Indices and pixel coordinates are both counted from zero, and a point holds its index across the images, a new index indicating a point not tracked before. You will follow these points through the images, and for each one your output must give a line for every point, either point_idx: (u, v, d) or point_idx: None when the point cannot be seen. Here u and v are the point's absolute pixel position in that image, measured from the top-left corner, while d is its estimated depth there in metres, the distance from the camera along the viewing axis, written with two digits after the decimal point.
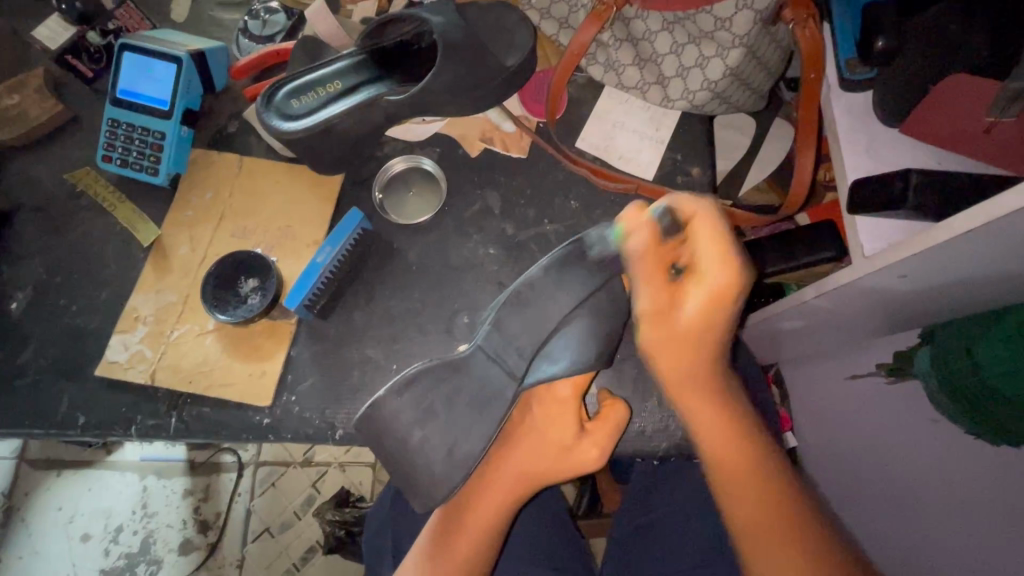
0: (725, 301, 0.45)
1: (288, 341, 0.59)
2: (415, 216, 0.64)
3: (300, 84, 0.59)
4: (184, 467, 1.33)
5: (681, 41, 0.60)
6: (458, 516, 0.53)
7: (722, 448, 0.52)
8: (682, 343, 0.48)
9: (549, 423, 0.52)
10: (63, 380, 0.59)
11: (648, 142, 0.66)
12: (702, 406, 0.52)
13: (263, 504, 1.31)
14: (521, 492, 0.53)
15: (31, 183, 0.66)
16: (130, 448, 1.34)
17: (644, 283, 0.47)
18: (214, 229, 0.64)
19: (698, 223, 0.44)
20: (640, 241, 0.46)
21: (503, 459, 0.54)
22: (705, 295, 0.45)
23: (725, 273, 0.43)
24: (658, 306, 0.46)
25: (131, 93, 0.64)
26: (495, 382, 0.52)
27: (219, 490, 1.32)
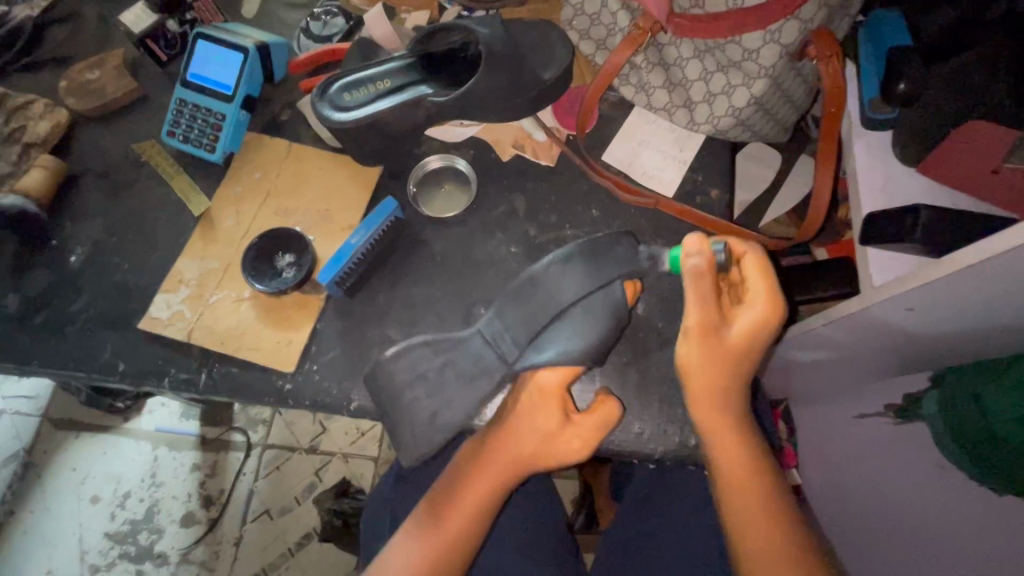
0: (767, 323, 0.51)
1: (317, 315, 0.63)
2: (445, 211, 0.68)
3: (352, 80, 0.64)
4: (194, 442, 1.38)
5: (710, 68, 0.64)
6: (449, 501, 0.55)
7: (737, 484, 0.53)
8: (717, 362, 0.52)
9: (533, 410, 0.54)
10: (106, 330, 0.64)
11: (671, 161, 0.69)
12: (721, 439, 0.54)
13: (266, 486, 1.35)
14: (510, 476, 0.56)
15: (98, 150, 0.72)
16: (146, 417, 1.39)
17: (697, 303, 0.51)
18: (260, 204, 0.69)
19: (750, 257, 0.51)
20: (700, 261, 0.51)
21: (494, 443, 0.56)
22: (751, 320, 0.51)
23: (772, 299, 0.50)
24: (711, 316, 0.51)
25: (199, 77, 0.70)
26: (493, 366, 0.56)
27: (225, 468, 1.36)
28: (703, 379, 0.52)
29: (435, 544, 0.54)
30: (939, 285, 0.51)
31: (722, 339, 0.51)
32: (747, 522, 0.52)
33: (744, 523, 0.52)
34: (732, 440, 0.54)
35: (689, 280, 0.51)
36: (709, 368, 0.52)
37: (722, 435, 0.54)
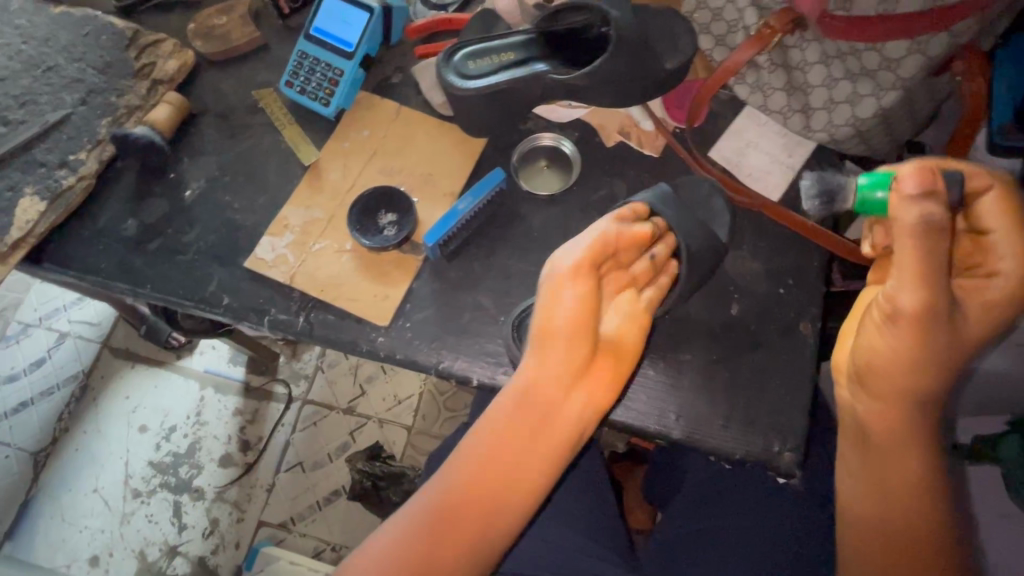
0: (1020, 292, 0.47)
1: (413, 274, 0.65)
2: (543, 188, 0.69)
3: (477, 49, 0.65)
4: (239, 388, 1.43)
5: (837, 75, 0.63)
6: (471, 486, 0.50)
7: (896, 491, 0.50)
8: (931, 342, 0.47)
9: (562, 343, 0.52)
10: (214, 264, 0.67)
11: (778, 166, 0.68)
12: (885, 425, 0.50)
13: (302, 439, 1.39)
14: (557, 436, 0.52)
15: (217, 93, 0.75)
16: (197, 357, 1.45)
17: (923, 269, 0.45)
18: (366, 162, 0.71)
19: (992, 204, 0.49)
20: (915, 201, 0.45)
21: (544, 381, 0.52)
22: (999, 292, 0.48)
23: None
24: (940, 268, 0.45)
25: (323, 32, 0.72)
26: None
27: (265, 416, 1.41)
28: (899, 353, 0.48)
29: (457, 534, 0.49)
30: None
31: (942, 314, 0.46)
32: (892, 528, 0.50)
33: (880, 528, 0.51)
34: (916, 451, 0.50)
35: (920, 235, 0.45)
36: (910, 348, 0.47)
37: (886, 421, 0.50)
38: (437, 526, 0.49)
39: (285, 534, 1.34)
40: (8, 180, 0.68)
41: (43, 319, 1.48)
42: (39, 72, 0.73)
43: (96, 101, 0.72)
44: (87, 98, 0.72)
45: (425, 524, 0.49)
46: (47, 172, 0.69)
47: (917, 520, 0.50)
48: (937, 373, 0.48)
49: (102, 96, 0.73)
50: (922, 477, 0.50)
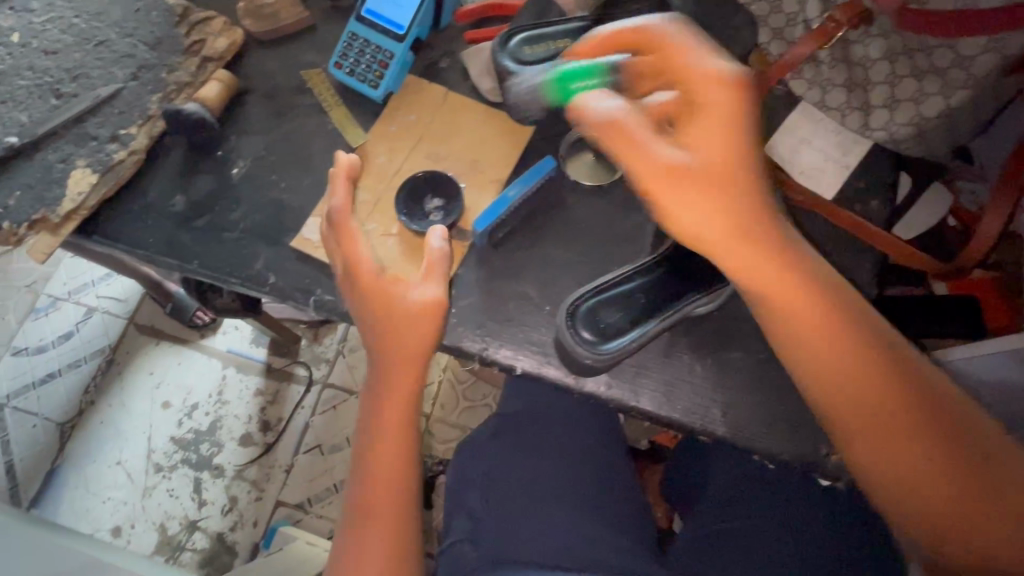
0: (725, 118, 0.47)
1: (459, 261, 0.64)
2: (585, 179, 0.67)
3: (533, 36, 0.64)
4: (261, 368, 1.45)
5: (901, 73, 0.61)
6: (370, 426, 0.62)
7: (862, 397, 0.51)
8: (764, 239, 0.49)
9: (371, 280, 0.59)
10: (260, 243, 0.67)
11: (833, 165, 0.66)
12: (832, 347, 0.51)
13: (321, 422, 1.41)
14: (419, 347, 0.60)
15: (264, 72, 0.75)
16: (220, 337, 1.47)
17: (641, 163, 0.47)
18: (412, 146, 0.70)
19: (693, 52, 0.47)
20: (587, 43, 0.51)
21: (386, 326, 0.60)
22: (708, 122, 0.47)
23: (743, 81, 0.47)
24: (714, 115, 0.47)
25: (374, 14, 0.71)
26: (648, 322, 0.56)
27: (286, 398, 1.43)
28: (749, 255, 0.49)
29: (390, 469, 0.61)
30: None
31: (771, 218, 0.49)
32: (883, 430, 0.51)
33: (874, 440, 0.52)
34: (868, 379, 0.51)
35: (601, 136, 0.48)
36: (772, 266, 0.49)
37: (827, 339, 0.51)
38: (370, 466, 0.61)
39: (303, 515, 1.35)
40: (60, 152, 0.69)
41: (72, 293, 1.51)
42: (90, 46, 0.74)
43: (146, 77, 0.73)
44: (138, 73, 0.73)
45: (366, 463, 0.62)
46: (97, 146, 0.69)
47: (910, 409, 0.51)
48: (807, 278, 0.50)
49: (152, 72, 0.73)
50: (897, 404, 0.51)
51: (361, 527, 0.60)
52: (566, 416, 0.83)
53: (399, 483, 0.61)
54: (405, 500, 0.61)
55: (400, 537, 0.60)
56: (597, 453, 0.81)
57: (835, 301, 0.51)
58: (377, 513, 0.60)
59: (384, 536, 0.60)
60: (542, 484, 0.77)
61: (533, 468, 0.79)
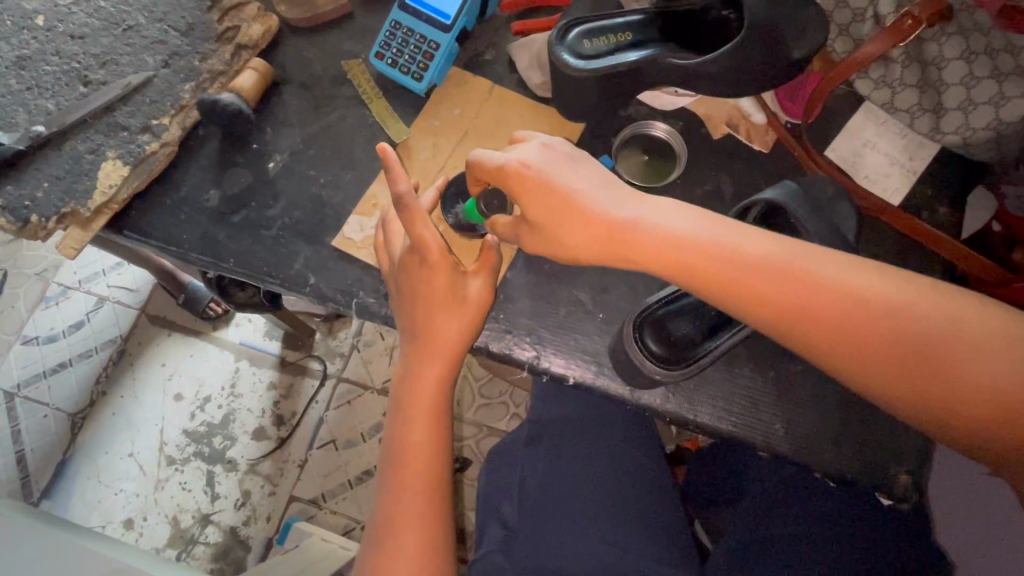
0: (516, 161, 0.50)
1: (507, 263, 0.61)
2: (640, 179, 0.65)
3: (592, 28, 0.61)
4: (274, 361, 1.42)
5: (979, 73, 0.58)
6: (406, 425, 0.58)
7: (903, 367, 0.45)
8: (717, 252, 0.47)
9: (427, 272, 0.56)
10: (299, 241, 0.64)
11: (898, 169, 0.64)
12: (872, 362, 0.45)
13: (335, 417, 1.39)
14: (455, 341, 0.57)
15: (301, 62, 0.72)
16: (234, 330, 1.45)
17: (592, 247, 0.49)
18: (457, 142, 0.68)
19: (529, 164, 0.50)
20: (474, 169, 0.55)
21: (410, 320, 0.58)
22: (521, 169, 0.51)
23: (563, 174, 0.50)
24: (559, 187, 0.49)
25: (418, 1, 0.68)
26: (717, 337, 0.55)
27: (300, 392, 1.40)
28: (717, 271, 0.47)
29: (428, 465, 0.58)
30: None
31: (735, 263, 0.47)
32: (938, 390, 0.44)
33: (935, 407, 0.45)
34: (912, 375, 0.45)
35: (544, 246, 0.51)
36: (747, 276, 0.47)
37: (884, 360, 0.45)
38: (401, 461, 0.58)
39: (318, 510, 1.34)
40: (89, 142, 0.66)
41: (83, 282, 1.48)
42: (119, 31, 0.70)
43: (178, 64, 0.70)
44: (169, 60, 0.70)
45: (396, 460, 0.58)
46: (128, 136, 0.66)
47: (961, 349, 0.44)
48: (788, 268, 0.46)
49: (184, 60, 0.70)
50: (951, 386, 0.44)
51: (391, 523, 0.57)
52: (599, 421, 0.80)
53: (430, 481, 0.58)
54: (437, 501, 0.58)
55: (435, 539, 0.57)
56: (634, 460, 0.78)
57: (830, 268, 0.46)
58: (407, 509, 0.57)
59: (416, 533, 0.57)
60: (579, 491, 0.75)
61: (570, 473, 0.76)
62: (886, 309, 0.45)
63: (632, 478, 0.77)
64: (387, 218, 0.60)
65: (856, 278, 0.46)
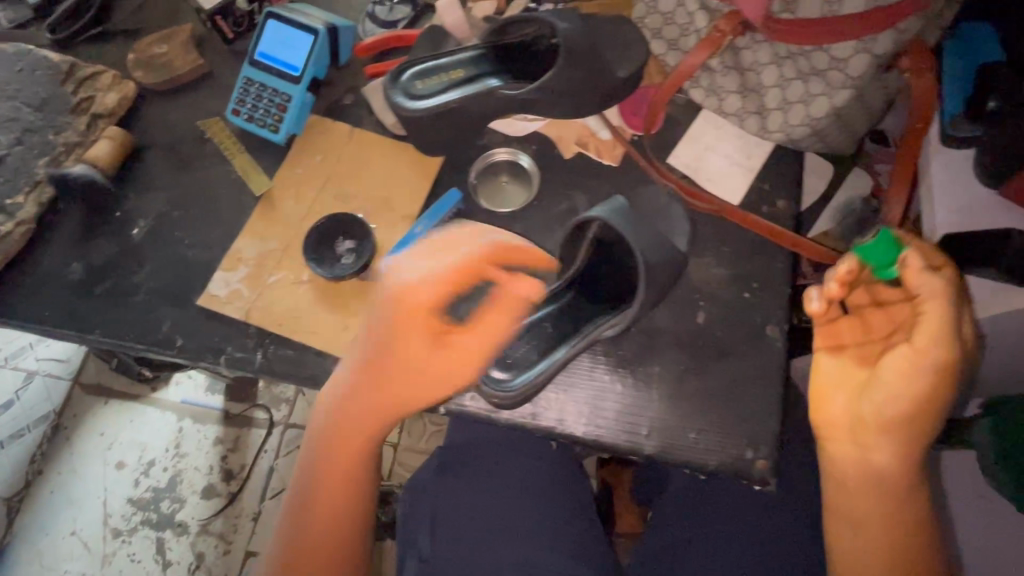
0: (931, 307, 0.47)
1: (373, 303, 0.63)
2: (507, 206, 0.67)
3: (424, 69, 0.64)
4: (219, 416, 1.36)
5: (789, 75, 0.62)
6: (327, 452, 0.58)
7: (857, 449, 0.52)
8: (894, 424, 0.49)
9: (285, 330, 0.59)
10: (166, 305, 0.64)
11: (739, 169, 0.68)
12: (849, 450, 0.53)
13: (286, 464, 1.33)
14: (383, 384, 0.55)
15: (162, 124, 0.72)
16: (173, 388, 1.38)
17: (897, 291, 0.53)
18: (320, 189, 0.69)
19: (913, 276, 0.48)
20: (941, 283, 0.47)
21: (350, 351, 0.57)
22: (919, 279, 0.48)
23: (948, 353, 0.47)
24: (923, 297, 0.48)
25: (268, 57, 0.70)
26: (556, 351, 0.58)
27: (247, 443, 1.34)
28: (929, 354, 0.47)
29: (343, 486, 0.59)
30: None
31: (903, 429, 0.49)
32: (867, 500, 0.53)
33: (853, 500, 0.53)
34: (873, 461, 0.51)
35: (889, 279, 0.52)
36: (912, 428, 0.49)
37: (862, 458, 0.52)
38: (316, 483, 0.58)
39: None
40: None
41: (8, 359, 1.41)
42: None
43: (33, 140, 0.69)
44: (22, 137, 0.69)
45: (314, 483, 0.59)
46: None
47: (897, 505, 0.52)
48: (914, 438, 0.49)
49: (38, 135, 0.70)
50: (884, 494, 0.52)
51: (303, 533, 0.58)
52: (509, 441, 0.79)
53: (347, 497, 0.59)
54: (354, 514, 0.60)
55: None
56: (545, 474, 0.78)
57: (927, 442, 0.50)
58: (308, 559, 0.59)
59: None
60: (495, 514, 0.75)
61: (483, 495, 0.76)
62: (890, 466, 0.51)
63: (548, 491, 0.77)
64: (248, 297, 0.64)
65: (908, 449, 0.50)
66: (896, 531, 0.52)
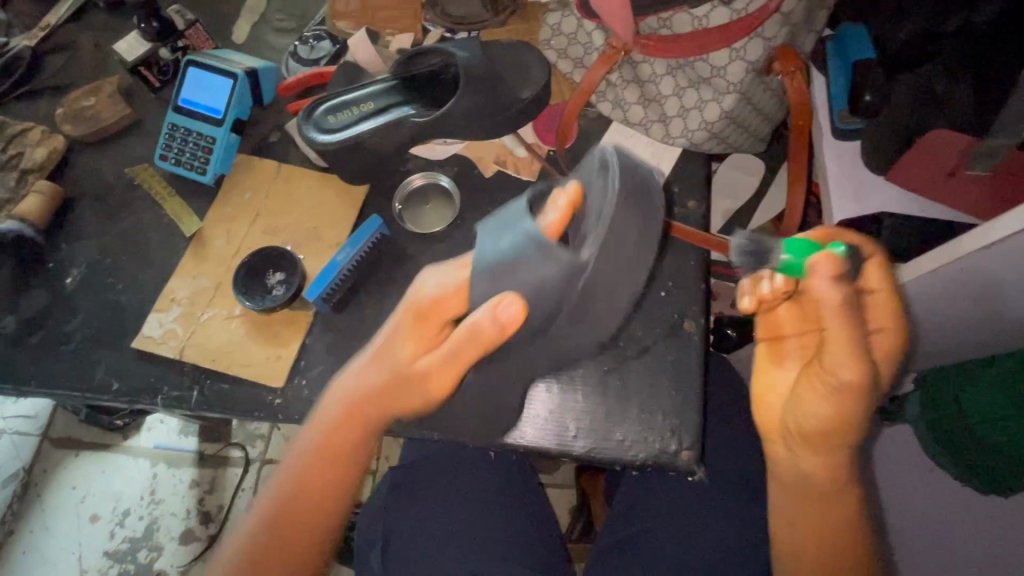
0: (835, 319, 0.44)
1: (305, 330, 0.65)
2: (432, 227, 0.69)
3: (337, 103, 0.68)
4: (193, 458, 1.24)
5: (683, 85, 0.66)
6: (345, 421, 0.53)
7: (789, 448, 0.52)
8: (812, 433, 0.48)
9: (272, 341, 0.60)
10: (102, 350, 0.66)
11: (649, 174, 0.70)
12: (788, 455, 0.52)
13: None
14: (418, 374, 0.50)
15: (93, 174, 0.74)
16: (145, 434, 1.26)
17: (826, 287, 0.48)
18: (249, 225, 0.70)
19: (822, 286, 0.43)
20: (841, 295, 0.43)
21: (441, 295, 0.50)
22: (824, 292, 0.44)
23: (855, 368, 0.44)
24: (830, 308, 0.43)
25: (191, 102, 0.72)
26: None
27: (224, 484, 1.22)
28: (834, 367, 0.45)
29: (306, 483, 0.53)
30: (999, 249, 0.47)
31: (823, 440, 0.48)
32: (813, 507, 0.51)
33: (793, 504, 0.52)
34: (807, 459, 0.50)
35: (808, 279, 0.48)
36: (831, 434, 0.47)
37: (801, 462, 0.51)
38: (324, 442, 0.53)
39: None
40: None
41: None
42: None
43: None
44: None
45: (296, 462, 0.54)
46: None
47: (838, 503, 0.50)
48: (838, 442, 0.48)
49: None
50: (818, 495, 0.50)
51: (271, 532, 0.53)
52: (458, 454, 0.81)
53: (323, 495, 0.54)
54: (294, 524, 0.54)
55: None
56: (495, 484, 0.80)
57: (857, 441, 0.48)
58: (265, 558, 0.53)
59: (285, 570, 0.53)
60: (447, 528, 0.76)
61: (435, 511, 0.77)
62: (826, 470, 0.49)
63: (497, 499, 0.78)
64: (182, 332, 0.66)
65: (836, 451, 0.48)
66: (843, 537, 0.51)
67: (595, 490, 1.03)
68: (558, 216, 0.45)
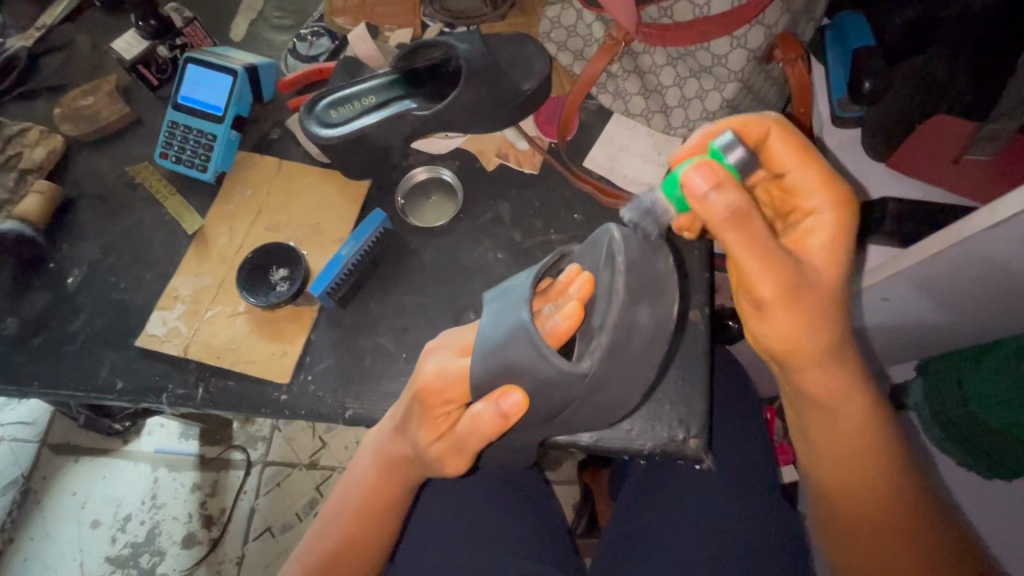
0: (735, 224, 0.43)
1: (310, 326, 0.65)
2: (435, 221, 0.69)
3: (338, 98, 0.68)
4: (194, 461, 1.23)
5: (683, 74, 0.66)
6: (383, 468, 0.59)
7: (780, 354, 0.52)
8: (798, 341, 0.49)
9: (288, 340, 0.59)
10: (105, 350, 0.66)
11: (651, 165, 0.71)
12: (800, 371, 0.53)
13: (267, 503, 1.20)
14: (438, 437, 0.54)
15: (93, 174, 0.74)
16: (146, 438, 1.25)
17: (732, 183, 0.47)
18: (251, 222, 0.70)
19: (706, 203, 0.42)
20: (728, 201, 0.42)
21: (443, 382, 0.51)
22: (718, 208, 0.42)
23: (774, 257, 0.45)
24: (721, 219, 0.43)
25: (190, 100, 0.72)
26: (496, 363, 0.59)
27: (226, 487, 1.21)
28: (766, 266, 0.45)
29: (363, 511, 0.59)
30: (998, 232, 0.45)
31: (795, 338, 0.49)
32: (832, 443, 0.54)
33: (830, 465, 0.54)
34: (813, 365, 0.51)
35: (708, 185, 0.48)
36: (799, 329, 0.49)
37: (814, 380, 0.52)
38: (370, 486, 0.60)
39: None
40: None
41: None
42: None
43: None
44: None
45: (354, 491, 0.60)
46: None
47: (850, 417, 0.53)
48: (814, 341, 0.49)
49: None
50: (857, 440, 0.53)
51: (326, 545, 0.59)
52: None
53: (372, 522, 0.60)
54: (354, 551, 0.59)
55: None
56: None
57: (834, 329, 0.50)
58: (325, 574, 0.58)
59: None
60: None
61: None
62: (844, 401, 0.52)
63: None
64: (186, 330, 0.65)
65: (815, 343, 0.50)
66: (858, 463, 0.53)
67: (600, 485, 1.03)
68: (566, 320, 0.46)
